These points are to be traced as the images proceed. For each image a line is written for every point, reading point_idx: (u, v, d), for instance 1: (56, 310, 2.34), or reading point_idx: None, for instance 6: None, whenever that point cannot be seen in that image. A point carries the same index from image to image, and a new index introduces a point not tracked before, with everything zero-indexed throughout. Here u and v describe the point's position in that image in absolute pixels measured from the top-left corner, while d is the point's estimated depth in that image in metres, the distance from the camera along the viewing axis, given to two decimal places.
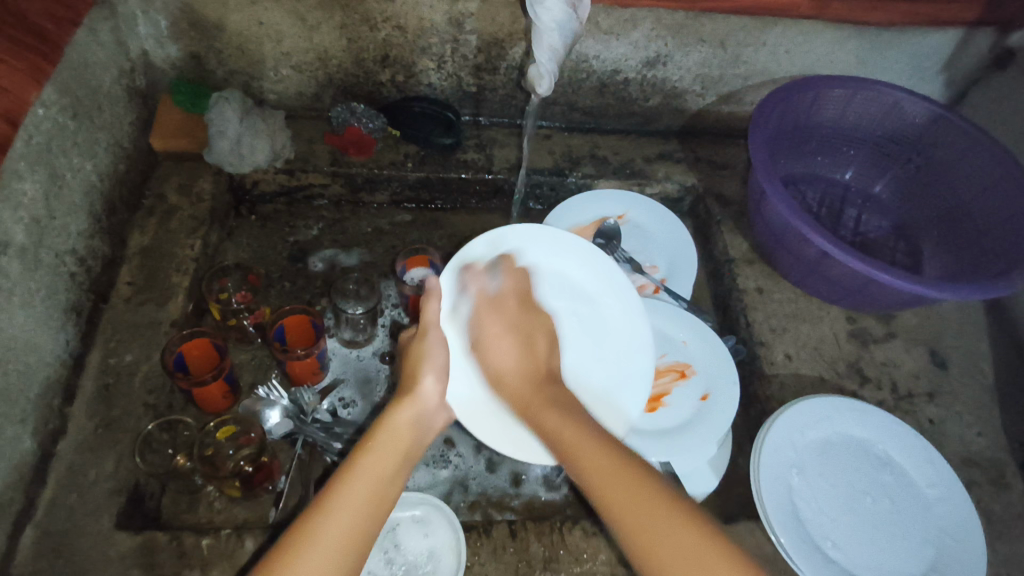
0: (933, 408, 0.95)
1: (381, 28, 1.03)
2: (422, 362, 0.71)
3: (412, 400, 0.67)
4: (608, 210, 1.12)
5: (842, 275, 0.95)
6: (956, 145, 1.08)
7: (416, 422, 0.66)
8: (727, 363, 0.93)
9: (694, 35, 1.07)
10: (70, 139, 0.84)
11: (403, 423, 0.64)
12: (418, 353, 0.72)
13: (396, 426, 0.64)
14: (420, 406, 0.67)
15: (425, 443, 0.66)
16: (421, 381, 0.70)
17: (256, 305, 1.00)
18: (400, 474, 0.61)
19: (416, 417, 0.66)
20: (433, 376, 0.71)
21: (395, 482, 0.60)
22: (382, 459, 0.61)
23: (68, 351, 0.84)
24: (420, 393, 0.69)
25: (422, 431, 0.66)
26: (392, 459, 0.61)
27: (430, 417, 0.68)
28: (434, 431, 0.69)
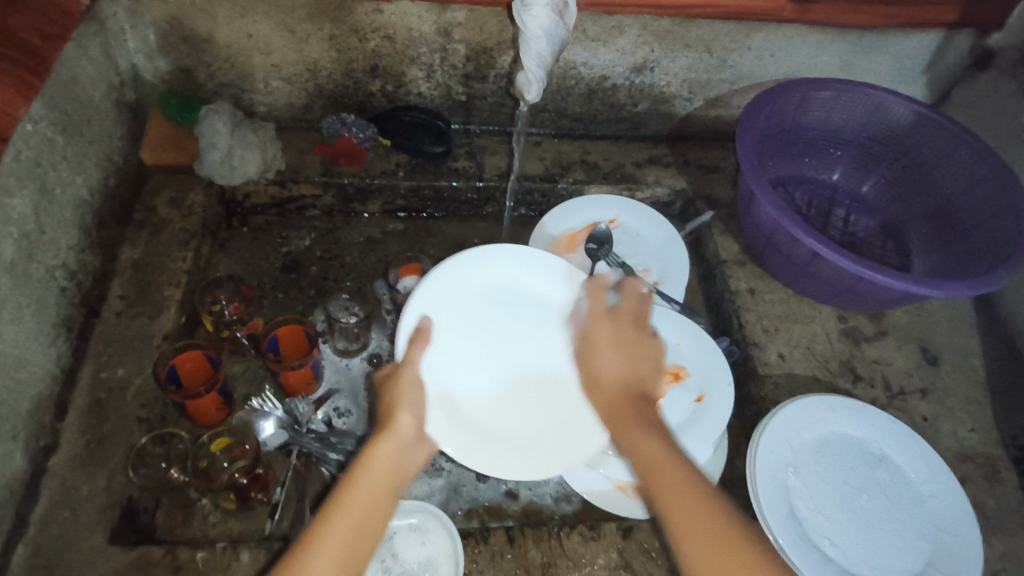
0: (926, 405, 0.96)
1: (370, 39, 1.04)
2: (399, 397, 0.67)
3: (391, 435, 0.65)
4: (603, 212, 1.14)
5: (832, 275, 0.96)
6: (940, 144, 1.09)
7: (395, 460, 0.63)
8: (718, 365, 0.94)
9: (680, 41, 1.08)
10: (60, 153, 0.84)
11: (381, 464, 0.62)
12: (395, 391, 0.67)
13: (374, 465, 0.62)
14: (399, 442, 0.64)
15: (407, 480, 0.63)
16: (398, 417, 0.66)
17: (249, 316, 0.99)
18: (382, 511, 0.60)
19: (395, 454, 0.64)
20: (410, 411, 0.66)
21: (376, 519, 0.59)
22: (360, 500, 0.60)
23: (60, 366, 0.84)
24: (397, 428, 0.65)
25: (405, 465, 0.64)
26: (368, 511, 0.60)
27: (411, 452, 0.65)
28: (420, 466, 0.66)
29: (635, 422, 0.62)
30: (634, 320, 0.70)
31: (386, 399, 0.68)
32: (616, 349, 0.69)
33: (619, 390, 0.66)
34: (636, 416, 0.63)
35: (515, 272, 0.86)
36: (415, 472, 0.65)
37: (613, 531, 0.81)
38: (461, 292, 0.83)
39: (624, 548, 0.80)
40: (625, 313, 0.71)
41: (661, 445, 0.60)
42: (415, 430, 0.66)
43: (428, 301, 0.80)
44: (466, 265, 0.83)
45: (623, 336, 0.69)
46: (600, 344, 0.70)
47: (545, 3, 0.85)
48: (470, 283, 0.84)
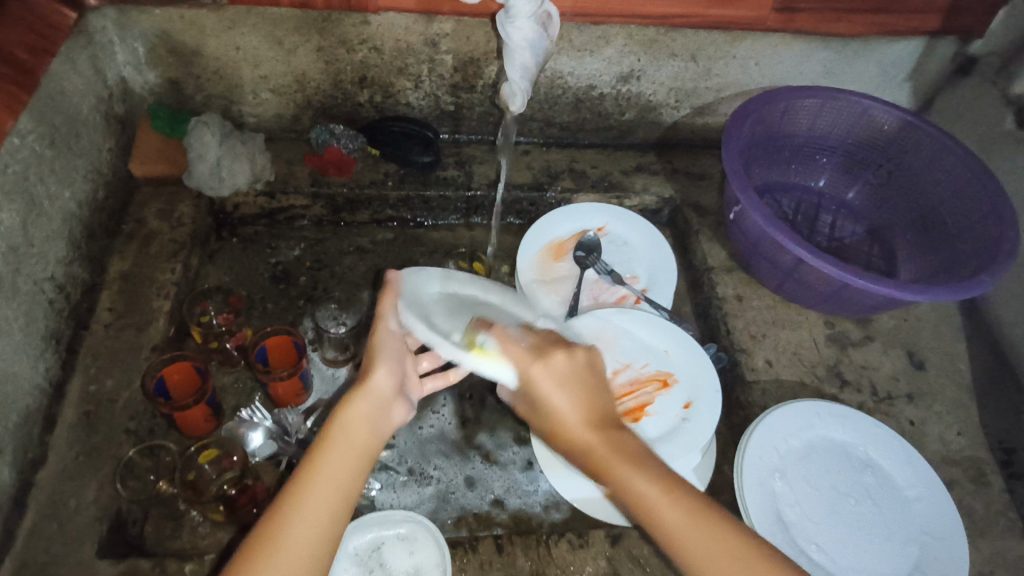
0: (913, 409, 0.97)
1: (358, 50, 1.04)
2: (377, 354, 0.67)
3: (367, 393, 0.65)
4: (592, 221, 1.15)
5: (818, 281, 0.97)
6: (925, 150, 1.11)
7: (370, 419, 0.64)
8: (707, 371, 0.95)
9: (665, 50, 1.09)
10: (48, 166, 0.85)
11: (357, 425, 0.63)
12: (376, 345, 0.68)
13: (349, 424, 0.63)
14: (373, 401, 0.64)
15: (383, 436, 0.64)
16: (376, 373, 0.66)
17: (238, 326, 1.00)
18: (360, 468, 0.62)
19: (370, 412, 0.64)
20: (386, 369, 0.66)
21: (354, 477, 0.61)
22: (338, 460, 0.61)
23: (47, 379, 0.84)
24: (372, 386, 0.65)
25: (378, 424, 0.64)
26: (344, 467, 0.61)
27: (386, 410, 0.65)
28: (394, 425, 0.66)
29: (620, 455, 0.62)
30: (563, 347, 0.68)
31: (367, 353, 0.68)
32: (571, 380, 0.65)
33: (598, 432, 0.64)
34: (617, 448, 0.63)
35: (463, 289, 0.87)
36: (389, 430, 0.66)
37: (602, 539, 0.81)
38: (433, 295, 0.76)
39: (613, 556, 0.80)
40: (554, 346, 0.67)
41: (653, 471, 0.62)
42: (390, 388, 0.66)
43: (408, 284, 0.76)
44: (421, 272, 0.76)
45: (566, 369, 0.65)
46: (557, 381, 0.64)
47: (527, 15, 0.85)
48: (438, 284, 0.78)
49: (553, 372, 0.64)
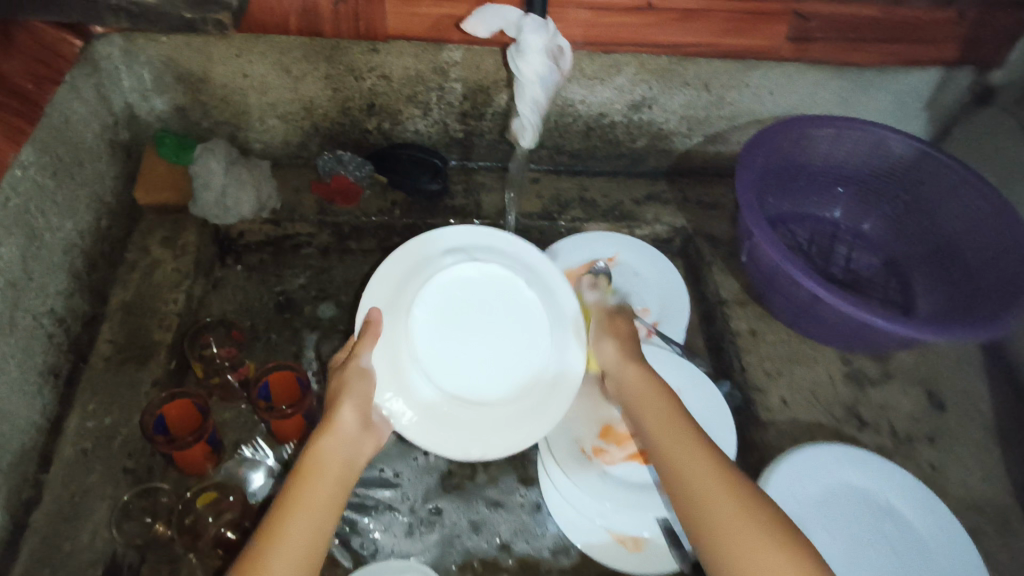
0: (933, 452, 0.94)
1: (367, 78, 1.03)
2: (343, 393, 0.76)
3: (334, 429, 0.73)
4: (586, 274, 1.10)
5: (835, 318, 0.93)
6: (941, 182, 1.09)
7: (339, 450, 0.71)
8: (722, 409, 0.92)
9: (678, 80, 1.07)
10: (50, 198, 0.83)
11: (330, 457, 0.70)
12: (340, 386, 0.77)
13: (321, 456, 0.70)
14: (341, 435, 0.72)
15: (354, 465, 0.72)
16: (339, 411, 0.74)
17: (240, 359, 0.96)
18: (337, 489, 0.68)
19: (339, 445, 0.72)
20: (349, 406, 0.75)
21: (334, 496, 0.68)
22: (321, 485, 0.68)
23: (45, 416, 0.82)
24: (339, 422, 0.73)
25: (348, 456, 0.72)
26: (323, 492, 0.67)
27: (352, 443, 0.73)
28: (362, 458, 0.74)
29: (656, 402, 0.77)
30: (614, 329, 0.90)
31: (332, 393, 0.77)
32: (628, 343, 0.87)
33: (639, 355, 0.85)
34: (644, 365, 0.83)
35: (387, 289, 0.85)
36: (358, 463, 0.73)
37: None
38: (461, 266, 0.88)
39: None
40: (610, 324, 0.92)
41: (671, 418, 0.74)
42: (355, 423, 0.75)
43: (470, 242, 0.90)
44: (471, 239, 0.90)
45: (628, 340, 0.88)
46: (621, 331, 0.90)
47: (539, 50, 0.83)
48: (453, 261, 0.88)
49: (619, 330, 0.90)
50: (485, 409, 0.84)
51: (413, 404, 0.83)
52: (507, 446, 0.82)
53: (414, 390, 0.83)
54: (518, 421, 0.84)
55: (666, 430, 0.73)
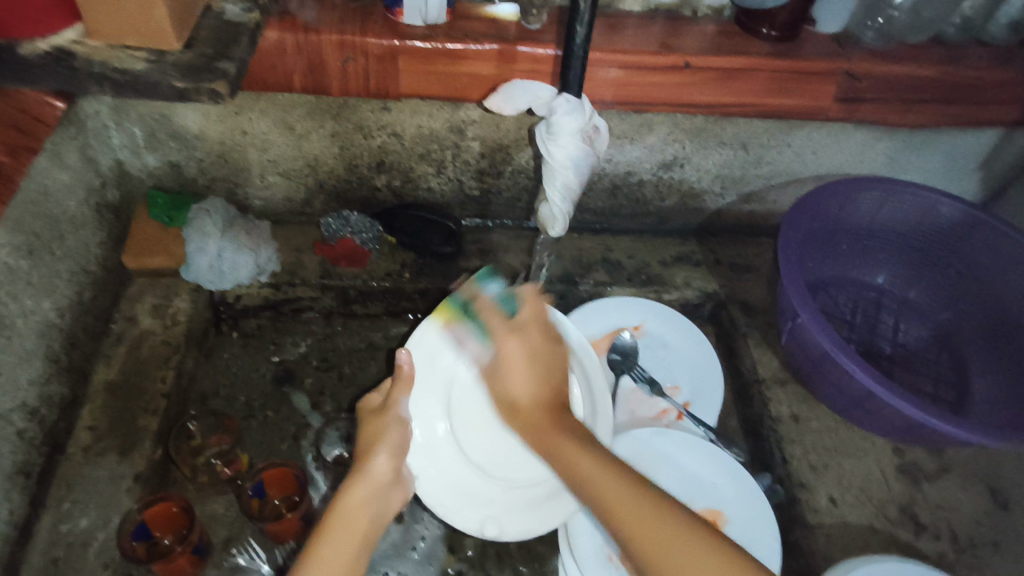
0: (1000, 562, 0.84)
1: (376, 136, 0.95)
2: (377, 441, 0.76)
3: (365, 478, 0.72)
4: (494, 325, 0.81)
5: (891, 415, 0.84)
6: (996, 251, 1.00)
7: (369, 500, 0.70)
8: (764, 516, 0.86)
9: (713, 138, 0.99)
10: (24, 280, 0.75)
11: (359, 504, 0.70)
12: (375, 432, 0.77)
13: (353, 502, 0.70)
14: (372, 482, 0.72)
15: (381, 519, 0.71)
16: (373, 458, 0.74)
17: (232, 450, 0.88)
18: (363, 540, 0.68)
19: (369, 495, 0.71)
20: (386, 454, 0.75)
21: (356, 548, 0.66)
22: (344, 535, 0.67)
23: (12, 522, 0.73)
24: (372, 471, 0.74)
25: (378, 508, 0.71)
26: (352, 540, 0.67)
27: (385, 493, 0.73)
28: (393, 505, 0.74)
29: (562, 431, 0.70)
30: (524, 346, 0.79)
31: (365, 441, 0.77)
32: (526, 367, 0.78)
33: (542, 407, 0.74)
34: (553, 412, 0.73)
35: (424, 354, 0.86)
36: (389, 511, 0.73)
37: None
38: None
39: None
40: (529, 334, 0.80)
41: (584, 442, 0.67)
42: (388, 472, 0.75)
43: None
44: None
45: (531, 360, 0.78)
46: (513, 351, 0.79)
47: (572, 132, 0.75)
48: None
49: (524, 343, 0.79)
50: (504, 486, 0.85)
51: (445, 476, 0.83)
52: (523, 529, 0.81)
53: (440, 457, 0.84)
54: (536, 502, 0.84)
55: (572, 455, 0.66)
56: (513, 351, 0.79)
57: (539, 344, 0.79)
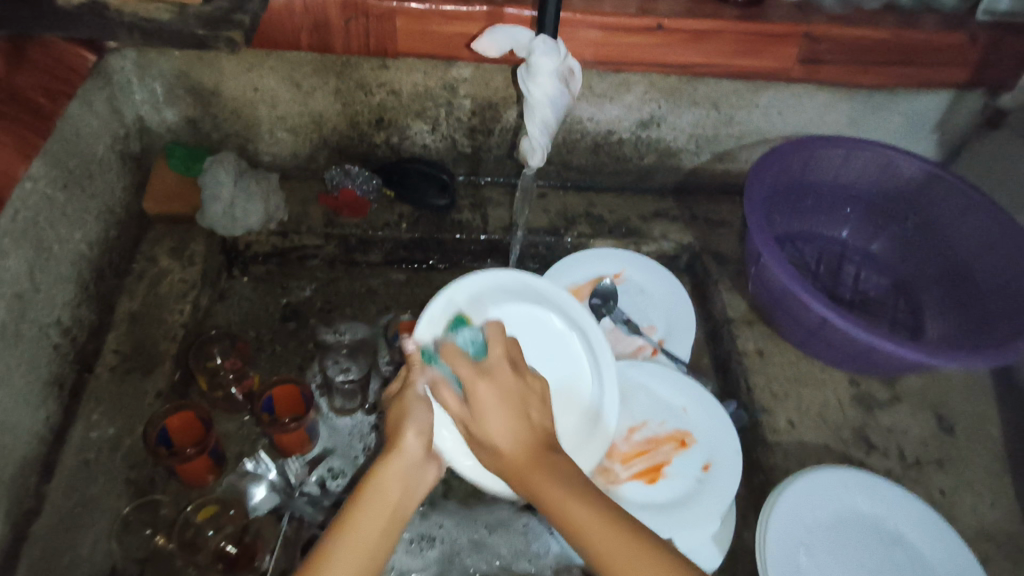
0: (943, 477, 0.92)
1: (376, 93, 1.04)
2: (406, 416, 0.71)
3: (400, 456, 0.69)
4: (461, 366, 0.69)
5: (844, 341, 0.93)
6: (952, 203, 1.08)
7: (403, 480, 0.67)
8: (727, 432, 0.93)
9: (687, 98, 1.08)
10: (60, 210, 0.84)
11: (391, 485, 0.66)
12: (401, 410, 0.72)
13: (385, 483, 0.66)
14: (406, 460, 0.68)
15: (416, 498, 0.68)
16: (403, 437, 0.69)
17: (245, 373, 0.97)
18: (394, 529, 0.64)
19: (404, 473, 0.68)
20: (416, 432, 0.70)
21: (383, 539, 0.63)
22: (369, 525, 0.63)
23: (49, 426, 0.82)
24: (404, 447, 0.69)
25: (413, 484, 0.68)
26: (382, 528, 0.63)
27: (420, 471, 0.69)
28: (428, 484, 0.70)
29: (550, 473, 0.64)
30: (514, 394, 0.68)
31: (393, 418, 0.72)
32: (502, 408, 0.67)
33: (531, 458, 0.65)
34: (546, 469, 0.65)
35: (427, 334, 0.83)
36: (425, 487, 0.69)
37: None
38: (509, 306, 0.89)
39: None
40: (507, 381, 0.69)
41: (583, 489, 0.63)
42: (421, 449, 0.70)
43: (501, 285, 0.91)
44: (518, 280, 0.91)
45: (509, 400, 0.68)
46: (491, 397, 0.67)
47: (549, 72, 0.85)
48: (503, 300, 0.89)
49: (497, 386, 0.68)
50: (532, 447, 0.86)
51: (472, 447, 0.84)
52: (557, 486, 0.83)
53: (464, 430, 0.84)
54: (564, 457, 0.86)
55: (575, 503, 0.62)
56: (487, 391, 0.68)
57: (516, 385, 0.69)
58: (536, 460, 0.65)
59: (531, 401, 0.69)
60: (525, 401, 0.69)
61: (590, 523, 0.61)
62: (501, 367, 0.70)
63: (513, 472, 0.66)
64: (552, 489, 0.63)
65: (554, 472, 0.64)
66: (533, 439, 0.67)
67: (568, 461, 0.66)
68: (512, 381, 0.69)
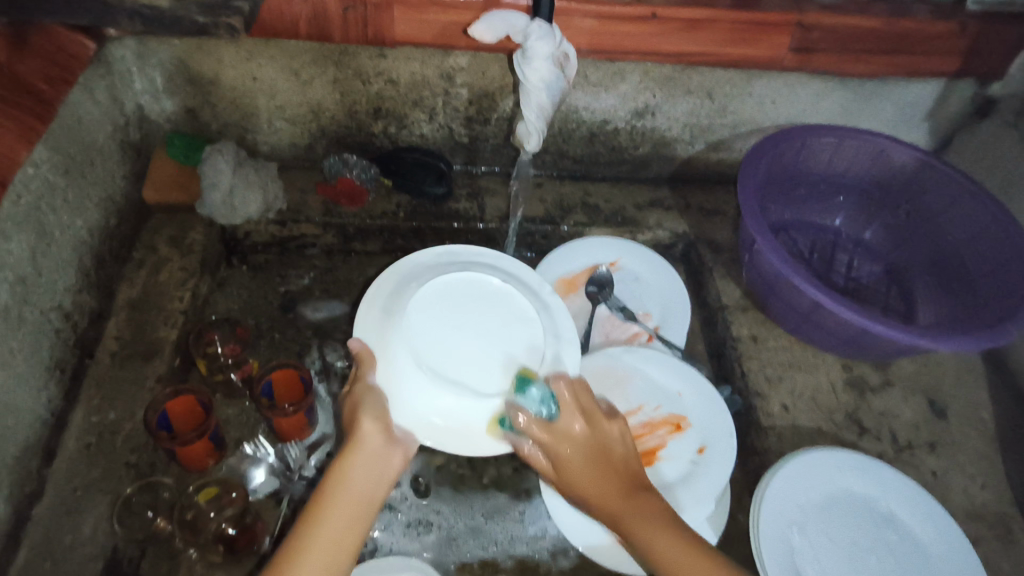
0: (934, 459, 0.94)
1: (374, 82, 1.05)
2: (360, 407, 0.68)
3: (359, 445, 0.66)
4: (534, 426, 0.70)
5: (836, 325, 0.94)
6: (944, 190, 1.09)
7: (366, 466, 0.65)
8: (721, 416, 0.94)
9: (681, 87, 1.09)
10: (61, 196, 0.84)
11: (355, 475, 0.64)
12: (354, 402, 0.69)
13: (348, 473, 0.64)
14: (365, 449, 0.66)
15: (385, 483, 0.65)
16: (361, 425, 0.67)
17: (244, 358, 0.99)
18: (363, 516, 0.63)
19: (366, 461, 0.65)
20: (372, 418, 0.68)
21: (355, 525, 0.62)
22: (338, 515, 0.62)
23: (50, 410, 0.83)
24: (362, 436, 0.66)
25: (380, 470, 0.65)
26: (351, 517, 0.62)
27: (382, 456, 0.66)
28: (395, 468, 0.66)
29: (633, 512, 0.67)
30: (591, 443, 0.70)
31: (348, 411, 0.69)
32: (581, 462, 0.69)
33: (615, 501, 0.68)
34: (632, 507, 0.67)
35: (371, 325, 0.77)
36: (391, 474, 0.66)
37: None
38: (445, 272, 0.84)
39: None
40: (580, 430, 0.70)
41: (663, 523, 0.66)
42: (380, 436, 0.67)
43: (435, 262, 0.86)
44: (444, 253, 0.88)
45: (586, 453, 0.69)
46: (569, 449, 0.69)
47: (544, 56, 0.87)
48: (438, 270, 0.84)
49: (571, 439, 0.70)
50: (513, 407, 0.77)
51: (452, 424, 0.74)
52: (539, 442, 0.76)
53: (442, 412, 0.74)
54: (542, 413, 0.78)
55: (654, 535, 0.65)
56: (571, 455, 0.69)
57: (588, 436, 0.70)
58: (621, 498, 0.68)
59: (609, 445, 0.71)
60: (601, 443, 0.70)
61: (673, 554, 0.64)
62: (574, 419, 0.71)
63: (601, 512, 0.68)
64: (635, 523, 0.66)
65: (642, 517, 0.66)
66: (616, 481, 0.69)
67: (650, 496, 0.68)
68: (584, 431, 0.71)
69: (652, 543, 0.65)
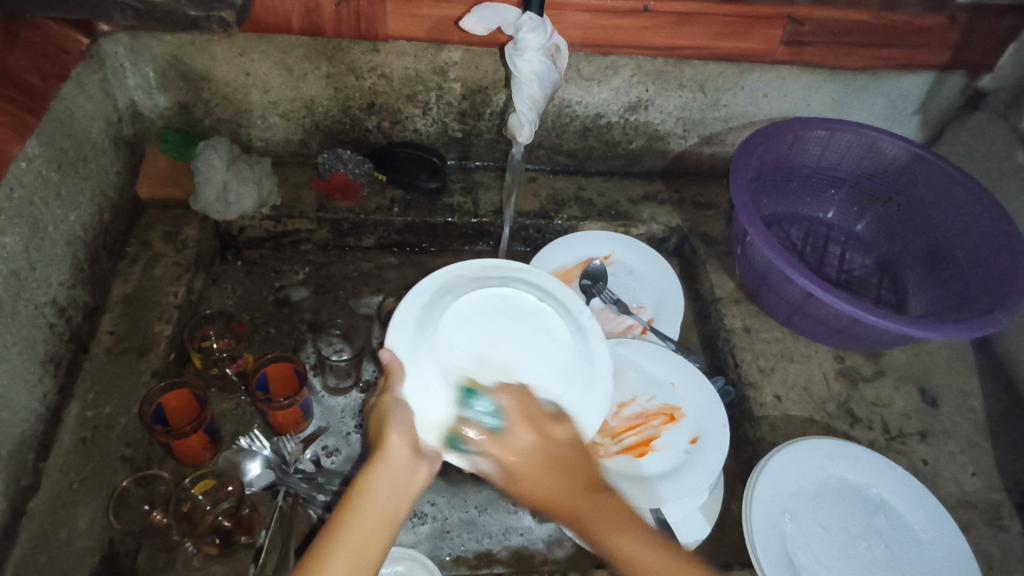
0: (925, 448, 0.94)
1: (367, 77, 1.05)
2: (387, 418, 0.64)
3: (385, 459, 0.62)
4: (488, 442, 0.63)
5: (827, 315, 0.95)
6: (935, 182, 1.10)
7: (391, 483, 0.61)
8: (714, 406, 0.94)
9: (673, 81, 1.09)
10: (54, 190, 0.85)
11: (378, 493, 0.60)
12: (382, 414, 0.65)
13: (372, 491, 0.60)
14: (392, 464, 0.62)
15: (410, 501, 0.61)
16: (388, 439, 0.63)
17: (239, 352, 0.98)
18: (385, 538, 0.59)
19: (391, 476, 0.61)
20: (400, 431, 0.64)
21: (373, 550, 0.59)
22: (356, 539, 0.59)
23: (45, 404, 0.83)
24: (388, 449, 0.63)
25: (406, 486, 0.61)
26: (372, 542, 0.59)
27: (410, 471, 0.62)
28: (422, 483, 0.62)
29: (599, 511, 0.63)
30: (547, 445, 0.64)
31: (374, 424, 0.65)
32: (534, 464, 0.63)
33: (576, 502, 0.63)
34: (597, 510, 0.63)
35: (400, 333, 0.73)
36: (418, 490, 0.62)
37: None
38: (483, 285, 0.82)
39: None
40: (531, 436, 0.64)
41: (629, 523, 0.63)
42: (408, 449, 0.63)
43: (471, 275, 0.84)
44: (484, 266, 0.86)
45: (541, 455, 0.63)
46: (522, 451, 0.63)
47: (535, 48, 0.87)
48: (478, 283, 0.82)
49: (522, 443, 0.63)
50: None
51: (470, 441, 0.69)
52: None
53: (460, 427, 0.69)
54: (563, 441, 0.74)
55: (625, 537, 0.62)
56: (523, 461, 0.63)
57: (540, 442, 0.64)
58: (586, 495, 0.63)
59: (565, 442, 0.66)
60: (557, 445, 0.65)
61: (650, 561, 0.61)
62: (530, 423, 0.65)
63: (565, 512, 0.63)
64: (603, 524, 0.62)
65: (604, 511, 0.63)
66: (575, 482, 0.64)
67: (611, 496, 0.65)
68: (536, 436, 0.64)
69: (623, 545, 0.61)
